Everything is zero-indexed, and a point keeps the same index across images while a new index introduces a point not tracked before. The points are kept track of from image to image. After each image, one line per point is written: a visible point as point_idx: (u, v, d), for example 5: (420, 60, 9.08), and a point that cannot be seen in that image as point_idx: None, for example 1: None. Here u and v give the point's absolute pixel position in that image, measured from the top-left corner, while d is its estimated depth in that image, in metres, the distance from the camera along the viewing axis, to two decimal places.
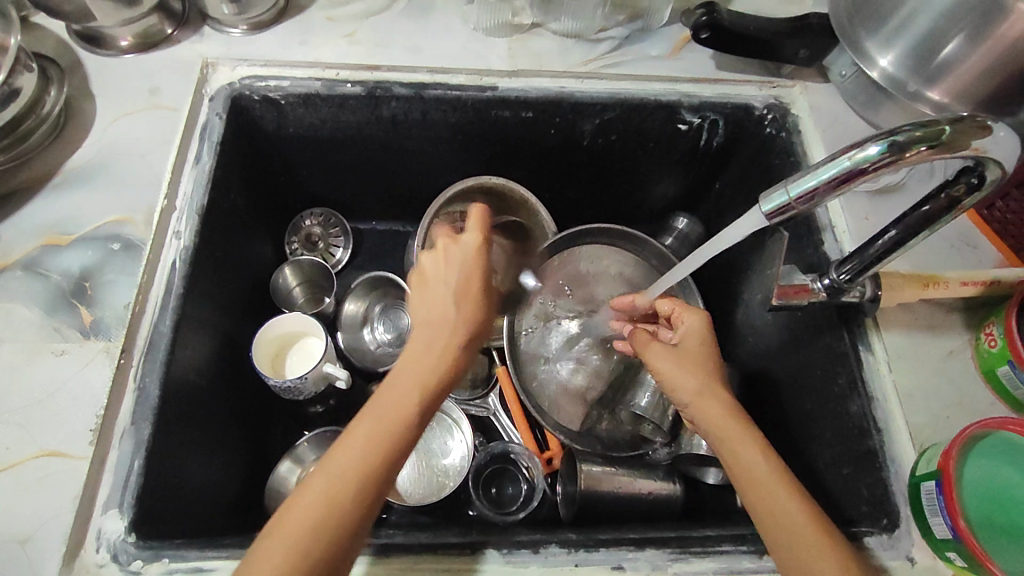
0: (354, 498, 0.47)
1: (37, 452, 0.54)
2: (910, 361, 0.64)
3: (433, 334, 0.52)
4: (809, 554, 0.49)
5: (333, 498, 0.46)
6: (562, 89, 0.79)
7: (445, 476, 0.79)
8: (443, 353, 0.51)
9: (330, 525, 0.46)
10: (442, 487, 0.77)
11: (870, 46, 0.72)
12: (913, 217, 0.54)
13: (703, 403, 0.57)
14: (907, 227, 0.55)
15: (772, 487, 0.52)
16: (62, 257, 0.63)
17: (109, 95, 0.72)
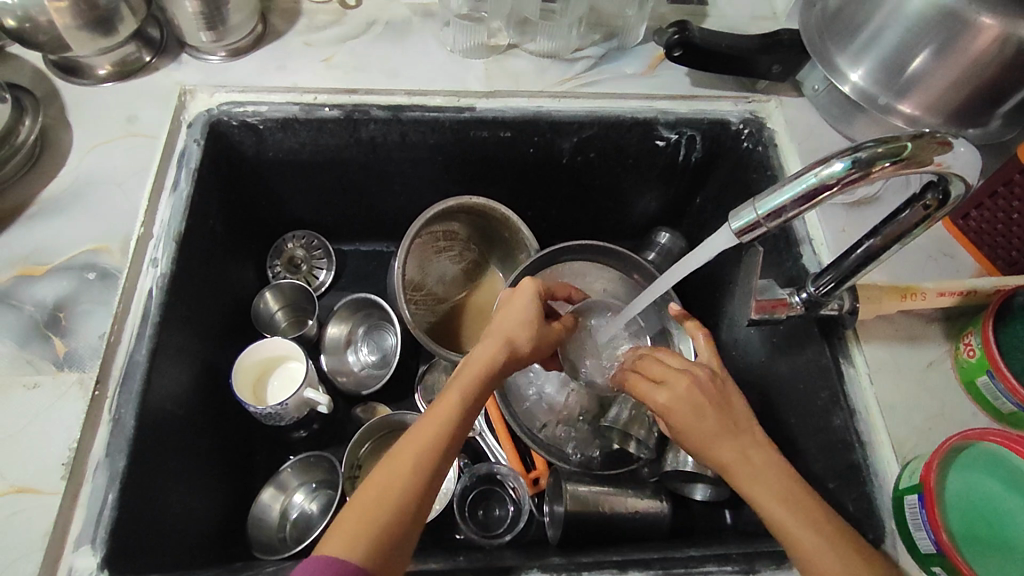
0: (411, 483, 0.49)
1: (7, 489, 0.53)
2: (891, 372, 0.64)
3: (491, 343, 0.59)
4: None
5: (391, 483, 0.49)
6: (539, 108, 0.80)
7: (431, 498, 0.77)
8: (491, 355, 0.57)
9: (393, 508, 0.48)
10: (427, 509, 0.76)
11: (840, 61, 0.73)
12: (886, 230, 0.54)
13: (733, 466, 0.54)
14: (879, 241, 0.55)
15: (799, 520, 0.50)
16: (37, 288, 0.62)
17: (86, 124, 0.72)
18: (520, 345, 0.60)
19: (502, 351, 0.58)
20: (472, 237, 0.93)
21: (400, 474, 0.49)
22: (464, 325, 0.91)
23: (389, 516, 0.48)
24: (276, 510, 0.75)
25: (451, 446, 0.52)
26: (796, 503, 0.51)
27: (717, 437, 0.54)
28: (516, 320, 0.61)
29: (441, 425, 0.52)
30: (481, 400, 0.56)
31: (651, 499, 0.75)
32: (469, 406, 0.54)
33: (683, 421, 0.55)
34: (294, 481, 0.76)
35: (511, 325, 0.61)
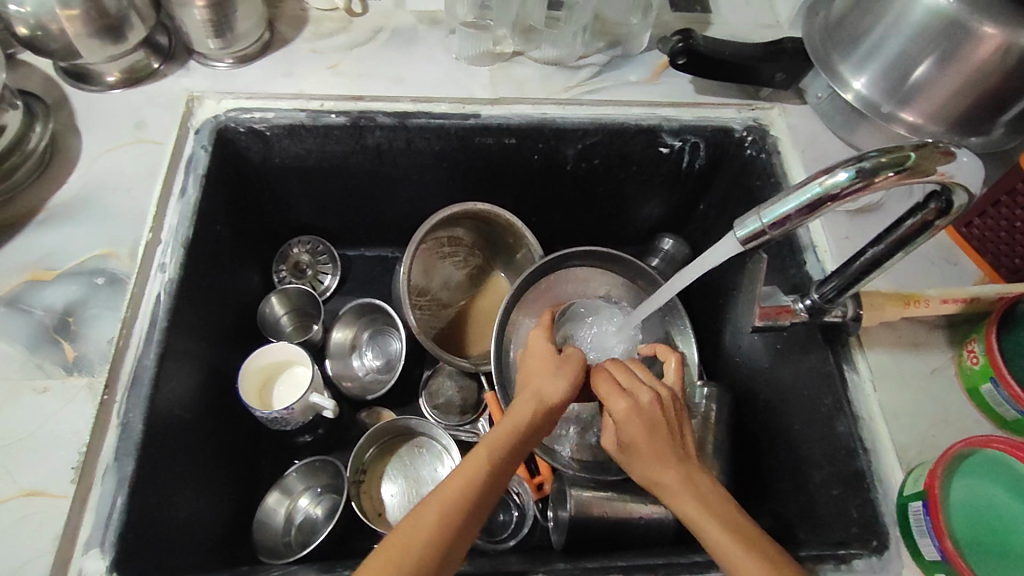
0: (433, 538, 0.50)
1: (16, 492, 0.53)
2: (894, 379, 0.64)
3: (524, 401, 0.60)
4: None
5: (417, 534, 0.50)
6: (544, 115, 0.80)
7: None
8: (522, 414, 0.58)
9: (415, 562, 0.49)
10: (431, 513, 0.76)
11: (843, 69, 0.74)
12: (889, 238, 0.55)
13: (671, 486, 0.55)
14: (883, 248, 0.55)
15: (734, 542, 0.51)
16: (46, 293, 0.63)
17: (95, 130, 0.73)
18: (551, 397, 0.60)
19: (530, 408, 0.59)
20: (476, 243, 0.94)
21: (424, 529, 0.51)
22: (469, 331, 0.92)
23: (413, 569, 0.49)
24: (280, 515, 0.75)
25: (477, 504, 0.53)
26: (731, 520, 0.52)
27: (659, 459, 0.55)
28: (545, 376, 0.62)
29: (470, 484, 0.53)
30: (511, 460, 0.56)
31: (657, 506, 0.74)
32: (497, 464, 0.55)
33: (632, 438, 0.56)
34: (298, 485, 0.77)
35: (542, 382, 0.61)
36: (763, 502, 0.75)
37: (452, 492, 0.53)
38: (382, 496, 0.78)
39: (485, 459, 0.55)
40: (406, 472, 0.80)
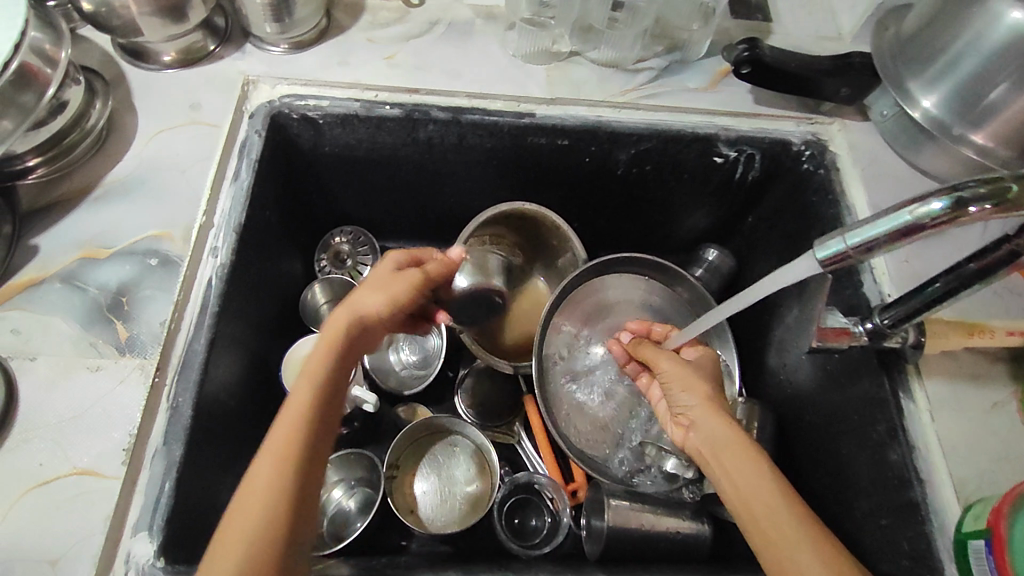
0: (277, 481, 0.48)
1: (69, 470, 0.53)
2: (952, 409, 0.63)
3: (341, 316, 0.56)
4: (773, 517, 0.51)
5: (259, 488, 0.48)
6: (599, 118, 0.79)
7: (469, 506, 0.79)
8: (336, 330, 0.56)
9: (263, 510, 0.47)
10: (467, 520, 0.77)
11: (913, 85, 0.72)
12: (969, 267, 0.54)
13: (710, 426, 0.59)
14: (958, 278, 0.55)
15: (769, 496, 0.52)
16: (100, 271, 0.62)
17: (151, 110, 0.73)
18: (366, 308, 0.57)
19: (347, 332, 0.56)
20: (519, 243, 0.93)
21: (264, 480, 0.48)
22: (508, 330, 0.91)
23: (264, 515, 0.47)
24: None
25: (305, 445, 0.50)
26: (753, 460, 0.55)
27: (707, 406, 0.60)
28: (367, 294, 0.58)
29: (300, 414, 0.51)
30: (336, 383, 0.55)
31: (690, 521, 0.76)
32: (321, 398, 0.53)
33: (677, 378, 0.65)
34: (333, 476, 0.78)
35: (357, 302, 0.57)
36: None
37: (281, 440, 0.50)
38: (415, 492, 0.80)
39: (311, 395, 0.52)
40: (440, 472, 0.82)
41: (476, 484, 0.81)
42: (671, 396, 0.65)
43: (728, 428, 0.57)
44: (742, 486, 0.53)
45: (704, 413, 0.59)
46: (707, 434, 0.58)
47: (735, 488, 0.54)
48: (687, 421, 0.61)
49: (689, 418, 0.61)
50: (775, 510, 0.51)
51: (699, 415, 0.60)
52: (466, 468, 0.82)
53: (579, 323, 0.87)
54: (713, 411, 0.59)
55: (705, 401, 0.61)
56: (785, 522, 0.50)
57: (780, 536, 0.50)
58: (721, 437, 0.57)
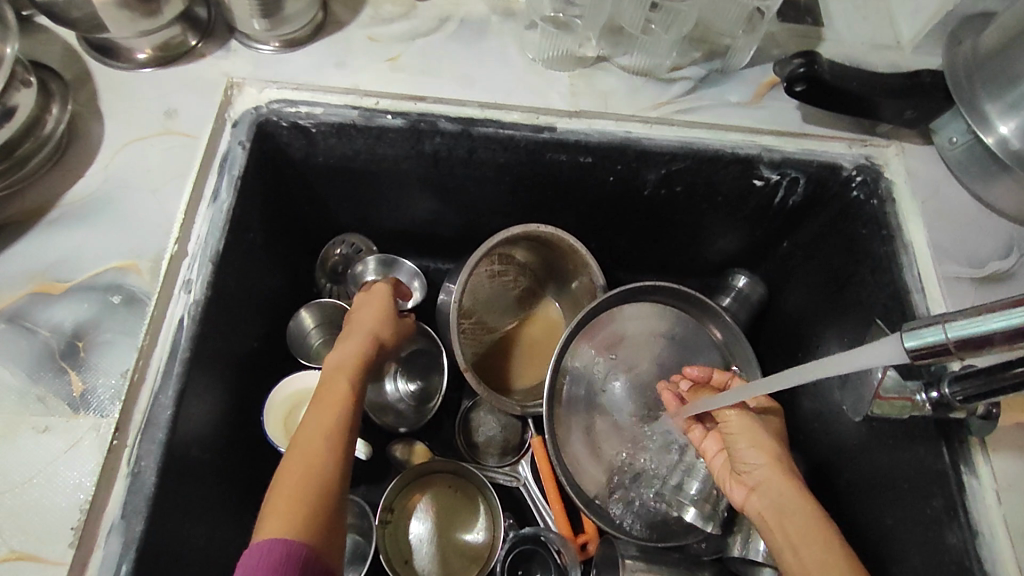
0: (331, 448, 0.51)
1: (6, 555, 0.46)
2: (1021, 490, 0.56)
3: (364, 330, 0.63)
4: None
5: (313, 463, 0.49)
6: (627, 134, 0.70)
7: (468, 564, 0.72)
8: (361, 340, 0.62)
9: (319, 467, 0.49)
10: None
11: (991, 109, 0.63)
12: None
13: (780, 494, 0.58)
14: None
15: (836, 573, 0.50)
16: (53, 310, 0.54)
17: (119, 116, 0.64)
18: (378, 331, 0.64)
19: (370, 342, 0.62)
20: (530, 264, 0.85)
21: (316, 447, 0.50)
22: (515, 359, 0.84)
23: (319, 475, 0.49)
24: None
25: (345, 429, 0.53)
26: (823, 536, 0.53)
27: (777, 472, 0.59)
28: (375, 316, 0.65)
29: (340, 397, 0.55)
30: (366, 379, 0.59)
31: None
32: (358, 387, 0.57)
33: (743, 432, 0.62)
34: None
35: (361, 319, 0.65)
36: None
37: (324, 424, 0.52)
38: (410, 538, 0.73)
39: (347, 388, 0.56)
40: (439, 518, 0.74)
41: (475, 538, 0.74)
42: (734, 450, 0.63)
43: (798, 496, 0.57)
44: (809, 558, 0.53)
45: (773, 477, 0.59)
46: (776, 499, 0.57)
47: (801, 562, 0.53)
48: (751, 481, 0.60)
49: (754, 478, 0.60)
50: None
51: (768, 478, 0.59)
52: (466, 518, 0.74)
53: (595, 356, 0.78)
54: (783, 476, 0.59)
55: (774, 465, 0.60)
56: None
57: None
58: (790, 505, 0.57)
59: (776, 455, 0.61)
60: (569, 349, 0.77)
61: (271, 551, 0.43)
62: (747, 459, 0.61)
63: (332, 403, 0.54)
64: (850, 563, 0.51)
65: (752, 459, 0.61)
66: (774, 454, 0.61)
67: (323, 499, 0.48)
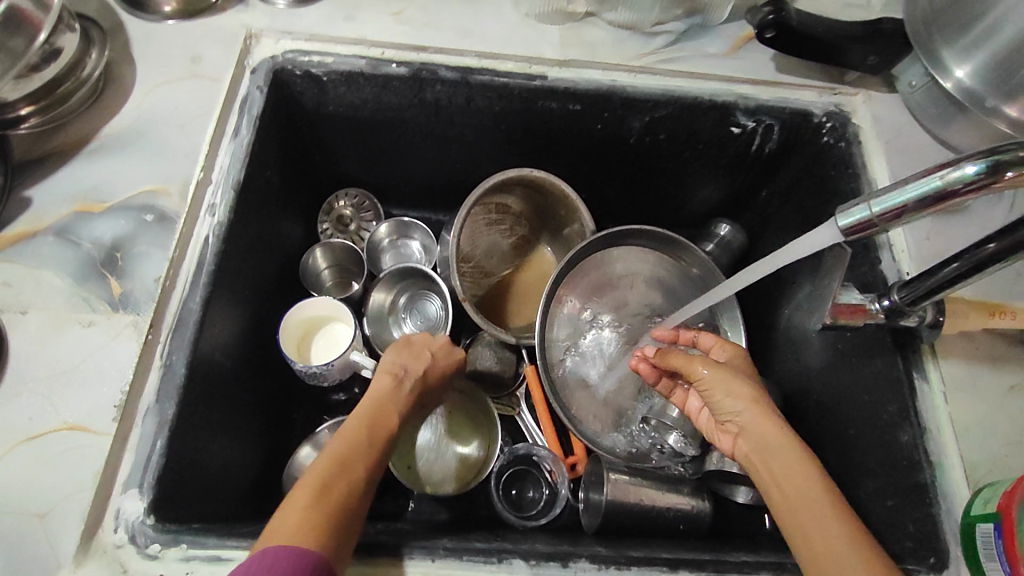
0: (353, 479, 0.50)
1: (60, 425, 0.53)
2: (968, 392, 0.61)
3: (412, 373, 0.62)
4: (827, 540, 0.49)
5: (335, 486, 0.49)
6: (614, 82, 0.76)
7: (466, 471, 0.77)
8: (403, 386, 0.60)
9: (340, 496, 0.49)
10: (468, 483, 0.76)
11: (948, 55, 0.67)
12: (980, 252, 0.51)
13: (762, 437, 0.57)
14: (972, 260, 0.52)
15: (822, 517, 0.51)
16: (94, 225, 0.61)
17: (149, 62, 0.70)
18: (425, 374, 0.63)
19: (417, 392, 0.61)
20: (525, 213, 0.90)
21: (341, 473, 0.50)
22: (510, 302, 0.90)
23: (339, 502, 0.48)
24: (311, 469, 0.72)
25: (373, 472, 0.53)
26: (806, 478, 0.53)
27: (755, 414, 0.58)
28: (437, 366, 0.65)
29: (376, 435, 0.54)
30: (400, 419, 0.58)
31: (688, 497, 0.74)
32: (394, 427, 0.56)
33: (717, 383, 0.61)
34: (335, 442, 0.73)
35: (416, 359, 0.63)
36: None
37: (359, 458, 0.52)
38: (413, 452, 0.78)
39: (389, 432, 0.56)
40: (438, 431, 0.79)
41: (475, 448, 0.79)
42: (714, 404, 0.62)
43: (780, 436, 0.56)
44: (795, 500, 0.53)
45: (753, 420, 0.58)
46: (759, 444, 0.57)
47: (789, 505, 0.53)
48: (737, 428, 0.60)
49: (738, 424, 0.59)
50: (826, 523, 0.50)
51: (749, 422, 0.58)
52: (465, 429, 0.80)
53: (585, 295, 0.84)
54: (764, 419, 0.57)
55: (750, 406, 0.58)
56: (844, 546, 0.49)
57: (828, 552, 0.49)
58: (773, 445, 0.56)
59: (754, 396, 0.59)
60: (560, 287, 0.83)
61: (285, 562, 0.43)
62: (726, 408, 0.60)
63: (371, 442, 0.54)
64: (833, 505, 0.51)
65: (727, 405, 0.60)
66: (751, 396, 0.59)
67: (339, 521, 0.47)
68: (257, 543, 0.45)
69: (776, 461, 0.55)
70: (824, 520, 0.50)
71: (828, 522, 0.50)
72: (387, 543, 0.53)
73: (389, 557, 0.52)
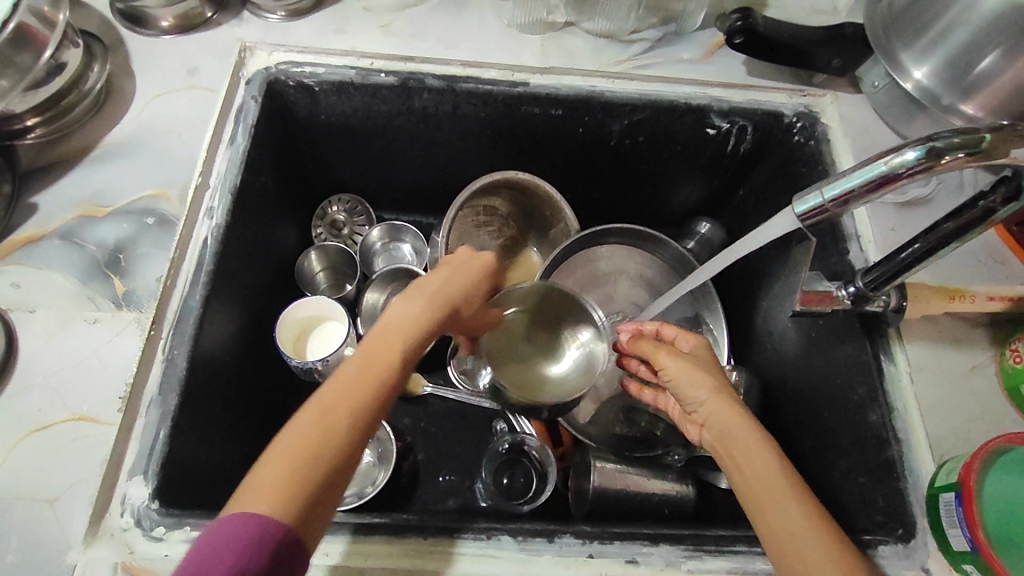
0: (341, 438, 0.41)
1: (67, 416, 0.55)
2: (933, 372, 0.64)
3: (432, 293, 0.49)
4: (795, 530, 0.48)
5: (312, 447, 0.40)
6: (593, 88, 0.79)
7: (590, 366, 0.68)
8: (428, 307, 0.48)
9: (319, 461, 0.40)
10: (589, 379, 0.66)
11: (906, 57, 0.71)
12: (944, 228, 0.55)
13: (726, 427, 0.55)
14: (936, 237, 0.55)
15: (789, 509, 0.49)
16: (98, 229, 0.64)
17: (149, 74, 0.73)
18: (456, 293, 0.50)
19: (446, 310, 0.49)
20: (512, 214, 0.93)
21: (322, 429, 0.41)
22: None
23: (317, 468, 0.40)
24: None
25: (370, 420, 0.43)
26: (771, 468, 0.51)
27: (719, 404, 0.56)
28: (465, 284, 0.51)
29: (377, 379, 0.44)
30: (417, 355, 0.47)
31: (673, 483, 0.77)
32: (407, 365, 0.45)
33: (681, 373, 0.60)
34: None
35: (438, 274, 0.51)
36: None
37: (350, 407, 0.42)
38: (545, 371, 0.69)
39: (392, 366, 0.45)
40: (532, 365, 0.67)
41: (571, 351, 0.70)
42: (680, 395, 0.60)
43: (745, 426, 0.54)
44: (760, 490, 0.51)
45: (718, 410, 0.56)
46: (723, 434, 0.55)
47: (753, 497, 0.51)
48: (702, 418, 0.58)
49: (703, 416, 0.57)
50: (793, 512, 0.48)
51: (713, 412, 0.56)
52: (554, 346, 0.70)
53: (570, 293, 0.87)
54: (729, 409, 0.56)
55: (715, 396, 0.57)
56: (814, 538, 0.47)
57: (796, 543, 0.47)
58: (737, 437, 0.54)
59: (717, 387, 0.58)
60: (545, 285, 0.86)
61: (233, 539, 0.37)
62: (693, 396, 0.58)
63: (365, 384, 0.43)
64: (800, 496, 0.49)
65: (693, 394, 0.58)
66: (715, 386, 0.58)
67: (312, 490, 0.40)
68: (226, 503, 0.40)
69: (741, 451, 0.53)
70: (791, 512, 0.49)
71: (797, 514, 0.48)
72: (385, 522, 0.56)
73: (387, 534, 0.56)
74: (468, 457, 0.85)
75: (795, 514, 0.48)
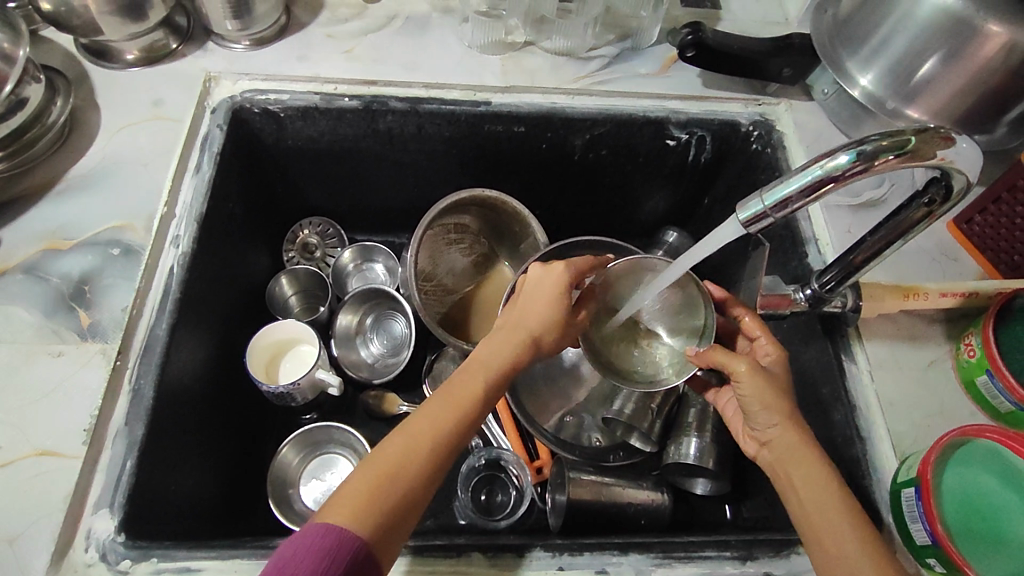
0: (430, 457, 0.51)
1: (31, 452, 0.55)
2: (892, 370, 0.66)
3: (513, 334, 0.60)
4: (841, 548, 0.51)
5: (402, 468, 0.49)
6: (554, 104, 0.81)
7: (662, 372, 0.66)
8: (515, 343, 0.59)
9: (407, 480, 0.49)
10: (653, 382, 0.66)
11: (851, 65, 0.73)
12: (889, 226, 0.56)
13: (791, 448, 0.57)
14: (884, 237, 0.57)
15: (839, 527, 0.52)
16: (63, 261, 0.65)
17: (114, 106, 0.74)
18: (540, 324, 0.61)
19: (529, 334, 0.60)
20: (482, 231, 0.94)
21: (414, 453, 0.50)
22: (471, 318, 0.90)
23: (406, 485, 0.49)
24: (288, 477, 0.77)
25: (460, 435, 0.53)
26: (826, 488, 0.54)
27: (782, 424, 0.57)
28: (539, 315, 0.61)
29: (464, 410, 0.54)
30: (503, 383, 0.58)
31: (650, 492, 0.78)
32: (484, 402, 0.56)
33: (753, 393, 0.59)
34: (296, 457, 0.77)
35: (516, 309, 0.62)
36: (756, 489, 0.78)
37: (447, 418, 0.53)
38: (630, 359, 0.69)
39: (480, 391, 0.55)
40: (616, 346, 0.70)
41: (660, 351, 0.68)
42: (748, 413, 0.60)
43: (808, 446, 0.56)
44: (812, 508, 0.53)
45: (785, 432, 0.57)
46: (786, 452, 0.57)
47: (806, 512, 0.53)
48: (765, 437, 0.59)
49: (767, 434, 0.59)
50: (842, 530, 0.51)
51: (778, 435, 0.58)
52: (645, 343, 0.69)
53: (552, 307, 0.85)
54: (796, 432, 0.57)
55: (781, 416, 0.58)
56: (863, 559, 0.50)
57: (843, 558, 0.50)
58: (796, 454, 0.56)
59: (788, 409, 0.58)
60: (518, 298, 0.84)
61: (325, 543, 0.45)
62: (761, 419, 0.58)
63: (457, 404, 0.54)
64: (853, 518, 0.52)
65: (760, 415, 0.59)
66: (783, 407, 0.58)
67: (401, 501, 0.48)
68: (323, 507, 0.48)
69: (795, 465, 0.56)
70: (842, 530, 0.51)
71: (847, 533, 0.51)
72: None
73: None
74: (446, 474, 0.85)
75: (848, 534, 0.51)
